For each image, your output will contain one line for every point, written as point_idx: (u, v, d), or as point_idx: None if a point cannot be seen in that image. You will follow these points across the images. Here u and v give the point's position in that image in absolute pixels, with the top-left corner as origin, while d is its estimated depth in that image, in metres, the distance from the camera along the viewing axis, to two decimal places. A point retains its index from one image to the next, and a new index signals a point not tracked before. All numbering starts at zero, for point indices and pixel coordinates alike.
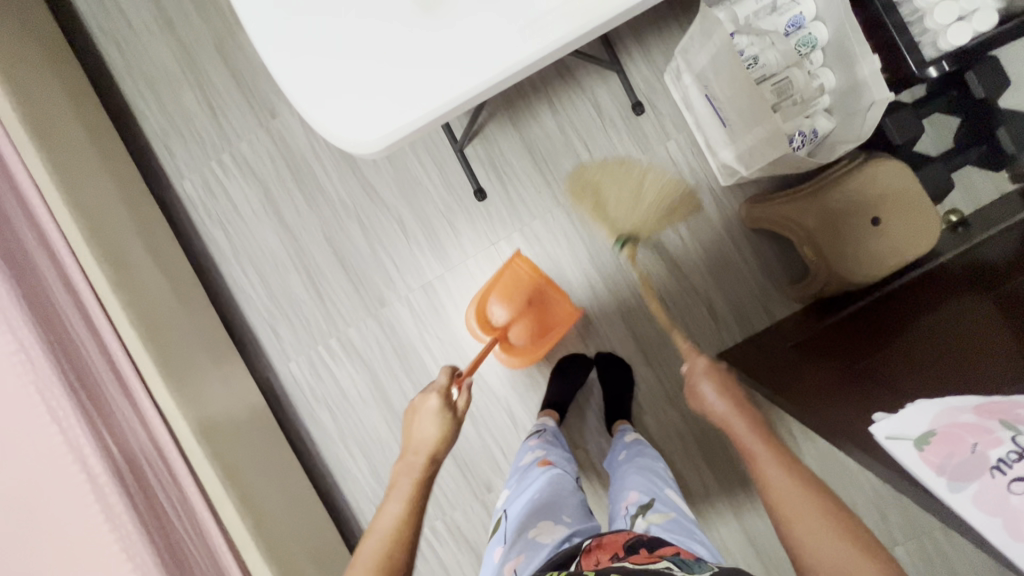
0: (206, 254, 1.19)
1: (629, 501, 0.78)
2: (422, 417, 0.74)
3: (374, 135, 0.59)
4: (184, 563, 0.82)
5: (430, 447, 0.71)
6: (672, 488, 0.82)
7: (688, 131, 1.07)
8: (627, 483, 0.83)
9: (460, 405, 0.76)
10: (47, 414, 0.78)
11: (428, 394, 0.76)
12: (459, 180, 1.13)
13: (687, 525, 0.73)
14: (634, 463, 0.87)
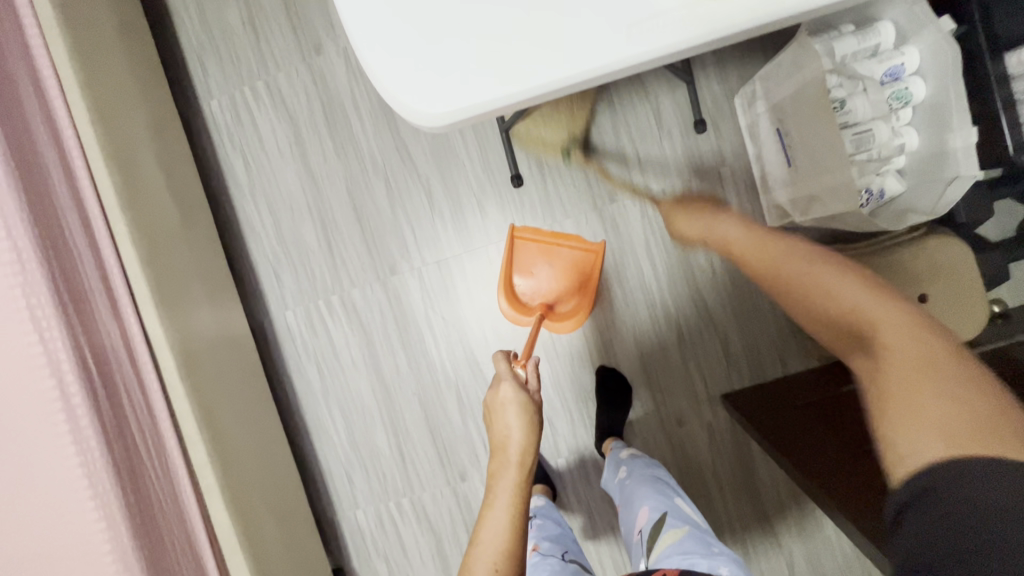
0: (222, 183, 1.14)
1: (642, 521, 0.82)
2: (506, 414, 0.79)
3: (440, 107, 0.52)
4: (147, 501, 0.78)
5: (520, 442, 0.76)
6: (680, 493, 0.85)
7: (745, 161, 1.01)
8: (636, 496, 0.85)
9: (533, 384, 0.84)
10: (29, 322, 0.71)
11: (501, 385, 0.81)
12: (497, 160, 1.07)
13: (703, 537, 0.76)
14: (636, 481, 0.87)
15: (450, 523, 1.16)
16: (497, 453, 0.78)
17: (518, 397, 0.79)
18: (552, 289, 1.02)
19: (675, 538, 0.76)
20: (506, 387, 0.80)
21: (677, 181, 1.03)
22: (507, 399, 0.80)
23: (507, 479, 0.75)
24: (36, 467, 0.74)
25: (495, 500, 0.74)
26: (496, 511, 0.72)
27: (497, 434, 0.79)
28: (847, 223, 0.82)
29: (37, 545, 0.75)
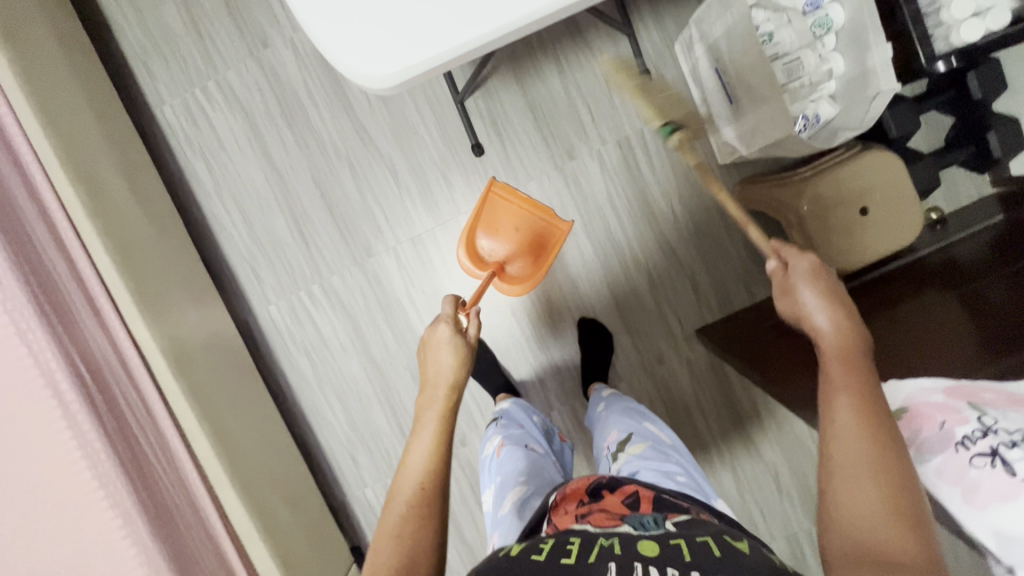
0: (186, 187, 1.14)
1: (611, 440, 0.89)
2: (441, 351, 0.79)
3: (392, 68, 0.56)
4: (161, 494, 0.81)
5: (450, 374, 0.77)
6: (646, 417, 0.92)
7: (692, 105, 1.06)
8: (609, 423, 0.93)
9: (472, 331, 0.83)
10: (17, 335, 0.72)
11: (438, 327, 0.82)
12: (456, 132, 1.10)
13: (661, 450, 0.84)
14: (611, 411, 0.95)
15: (456, 488, 1.21)
16: (424, 388, 0.77)
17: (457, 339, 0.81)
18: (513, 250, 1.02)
19: (639, 450, 0.84)
20: (445, 329, 0.81)
21: (630, 132, 1.08)
22: (445, 340, 0.80)
23: (433, 411, 0.74)
24: (46, 476, 0.76)
25: (421, 429, 0.72)
26: (422, 437, 0.71)
27: (427, 367, 0.79)
28: (788, 149, 0.88)
29: (58, 550, 0.77)
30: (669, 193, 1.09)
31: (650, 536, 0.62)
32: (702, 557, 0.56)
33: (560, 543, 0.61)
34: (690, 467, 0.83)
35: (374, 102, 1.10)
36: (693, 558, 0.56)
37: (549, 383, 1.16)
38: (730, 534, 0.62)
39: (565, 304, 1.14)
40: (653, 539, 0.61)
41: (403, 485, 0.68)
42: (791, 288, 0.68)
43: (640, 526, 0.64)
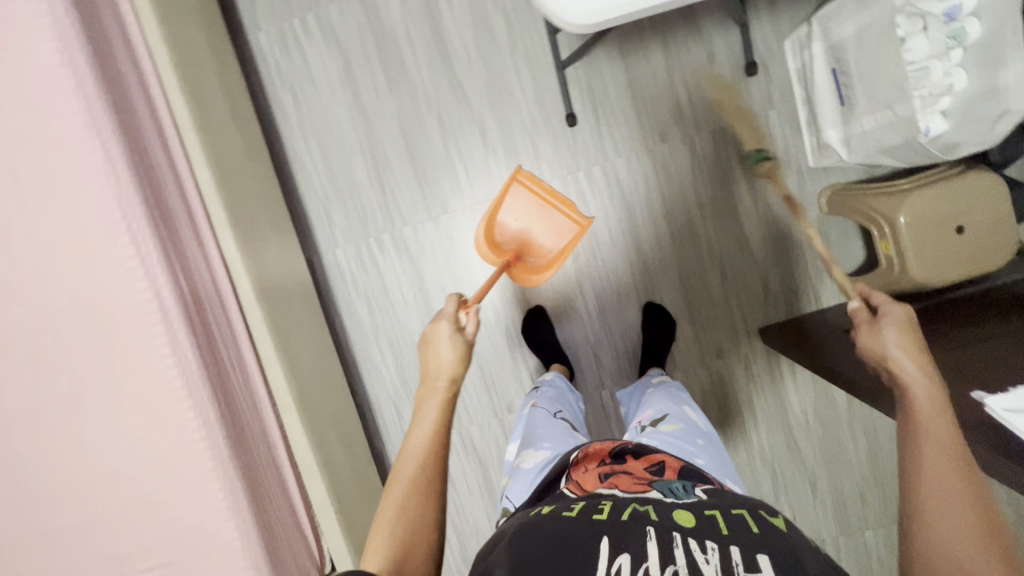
0: (271, 118, 1.13)
1: (644, 416, 0.91)
2: (442, 343, 0.73)
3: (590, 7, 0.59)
4: (238, 415, 0.81)
5: (453, 372, 0.71)
6: (688, 403, 0.93)
7: (792, 104, 1.06)
8: (650, 401, 0.94)
9: (471, 330, 0.76)
10: (126, 237, 0.71)
11: (439, 321, 0.76)
12: (551, 99, 1.09)
13: (691, 433, 0.84)
14: (657, 392, 0.96)
15: (496, 452, 1.22)
16: (422, 382, 0.71)
17: (458, 335, 0.74)
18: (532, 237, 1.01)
19: (668, 429, 0.85)
20: (445, 323, 0.76)
21: (725, 123, 1.07)
22: (445, 334, 0.74)
23: (436, 404, 0.68)
24: (129, 381, 0.74)
25: (423, 421, 0.66)
26: (420, 431, 0.65)
27: (425, 362, 0.73)
28: (896, 158, 0.89)
29: (124, 459, 0.75)
30: (754, 189, 1.09)
31: (684, 503, 0.63)
32: (741, 533, 0.56)
33: (592, 505, 0.62)
34: (716, 456, 0.81)
35: (472, 56, 1.09)
36: (731, 533, 0.56)
37: (603, 362, 1.18)
38: (765, 508, 0.61)
39: (632, 285, 1.15)
40: (687, 506, 0.62)
41: (400, 482, 0.61)
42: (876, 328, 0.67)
43: (671, 492, 0.65)
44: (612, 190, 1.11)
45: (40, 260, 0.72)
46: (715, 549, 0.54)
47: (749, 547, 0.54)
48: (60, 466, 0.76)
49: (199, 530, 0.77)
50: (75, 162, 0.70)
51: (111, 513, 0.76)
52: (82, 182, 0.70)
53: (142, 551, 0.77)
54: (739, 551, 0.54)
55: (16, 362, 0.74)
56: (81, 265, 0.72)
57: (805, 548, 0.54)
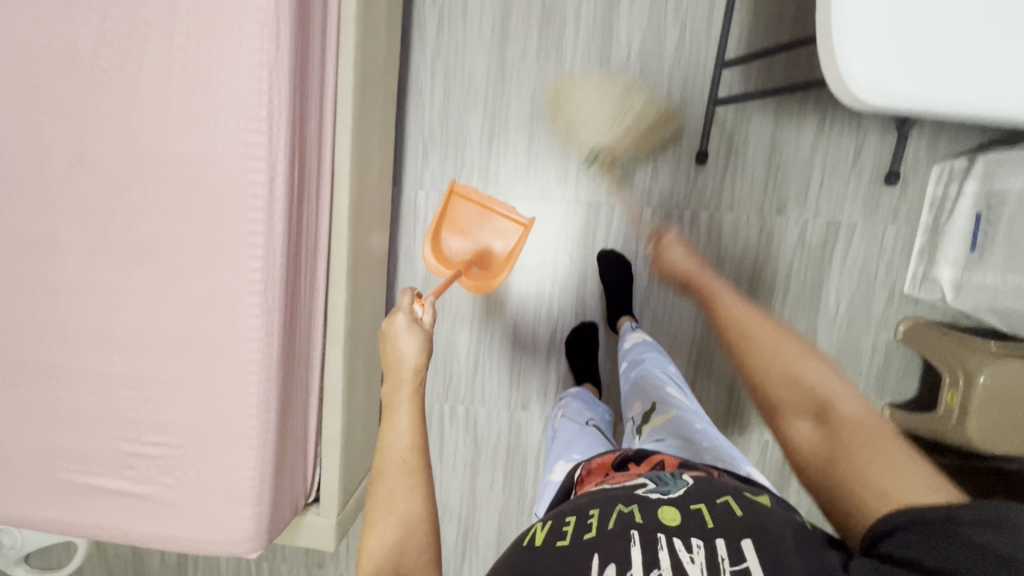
0: (408, 36, 1.07)
1: (634, 412, 0.83)
2: (405, 335, 0.67)
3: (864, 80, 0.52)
4: (296, 326, 0.77)
5: (416, 365, 0.66)
6: (672, 383, 0.85)
7: (914, 227, 1.04)
8: (636, 385, 0.88)
9: (427, 320, 0.72)
10: (262, 111, 0.67)
11: (395, 314, 0.70)
12: (690, 131, 1.06)
13: (688, 418, 0.77)
14: (638, 375, 0.88)
15: (494, 441, 1.21)
16: (389, 375, 0.67)
17: (415, 324, 0.69)
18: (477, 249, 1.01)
19: (662, 420, 0.78)
20: (401, 314, 0.70)
21: (844, 219, 1.05)
22: (403, 327, 0.69)
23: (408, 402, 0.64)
24: (207, 255, 0.70)
25: (395, 415, 0.63)
26: (397, 428, 0.62)
27: (388, 359, 0.68)
28: (1003, 322, 0.89)
29: (173, 328, 0.72)
30: (843, 294, 1.08)
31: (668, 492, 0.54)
32: (727, 523, 0.49)
33: (580, 519, 0.52)
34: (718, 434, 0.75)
35: (632, 57, 1.05)
36: (718, 525, 0.49)
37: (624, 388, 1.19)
38: (749, 490, 0.56)
39: (690, 337, 1.13)
40: (671, 497, 0.53)
41: (391, 484, 0.57)
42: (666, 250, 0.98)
43: (657, 480, 0.57)
44: (710, 241, 1.09)
45: (162, 100, 0.67)
46: (701, 547, 0.47)
47: (734, 535, 0.48)
48: (106, 312, 0.72)
49: (220, 425, 0.74)
50: (241, 15, 0.65)
51: (141, 377, 0.73)
52: (239, 38, 0.65)
53: (156, 424, 0.74)
54: (724, 543, 0.47)
55: (99, 192, 0.70)
56: (204, 121, 0.67)
57: (788, 527, 0.49)
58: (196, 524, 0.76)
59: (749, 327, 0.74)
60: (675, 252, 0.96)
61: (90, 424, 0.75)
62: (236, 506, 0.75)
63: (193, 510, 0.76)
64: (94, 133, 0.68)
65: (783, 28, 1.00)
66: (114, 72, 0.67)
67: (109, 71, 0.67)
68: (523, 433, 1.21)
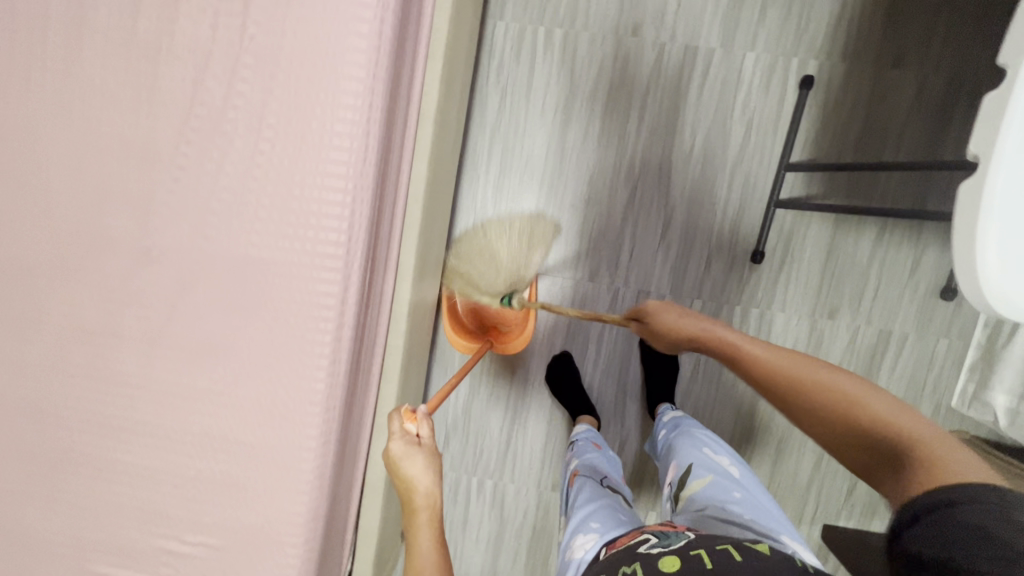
0: (470, 109, 1.05)
1: (670, 477, 0.85)
2: (409, 463, 0.66)
3: (1000, 289, 0.45)
4: (349, 426, 0.75)
5: (428, 490, 0.65)
6: (709, 443, 0.86)
7: (966, 342, 1.03)
8: (672, 449, 0.89)
9: (427, 436, 0.70)
10: (340, 220, 0.65)
11: (391, 443, 0.68)
12: (747, 228, 1.05)
13: (725, 485, 0.77)
14: (679, 439, 0.89)
15: (520, 518, 1.19)
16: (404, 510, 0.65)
17: (413, 447, 0.67)
18: (496, 313, 1.02)
19: (699, 486, 0.79)
20: (394, 443, 0.67)
21: (897, 329, 1.04)
22: (402, 454, 0.66)
23: (428, 538, 0.63)
24: (270, 357, 0.68)
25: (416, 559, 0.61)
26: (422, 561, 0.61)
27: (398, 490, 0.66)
28: None
29: (226, 429, 0.69)
30: None
31: (671, 546, 0.62)
32: (723, 560, 0.58)
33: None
34: (758, 506, 0.75)
35: (695, 150, 1.03)
36: (715, 562, 0.57)
37: (626, 465, 1.14)
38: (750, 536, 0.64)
39: (731, 432, 1.11)
40: (672, 548, 0.62)
41: None
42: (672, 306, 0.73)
43: (661, 536, 0.66)
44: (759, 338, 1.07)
45: (239, 200, 0.65)
46: None
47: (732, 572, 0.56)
48: (157, 406, 0.69)
49: (265, 530, 0.71)
50: (330, 125, 0.63)
51: (187, 475, 0.71)
52: (326, 144, 0.63)
53: (199, 523, 0.71)
54: None
55: (164, 286, 0.67)
56: (280, 224, 0.65)
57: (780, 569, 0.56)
58: None
59: (809, 383, 0.57)
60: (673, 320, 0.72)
61: (130, 517, 0.72)
62: None
63: None
64: (165, 227, 0.66)
65: (850, 141, 0.99)
66: (192, 168, 0.65)
67: (187, 166, 0.65)
68: (549, 513, 1.19)
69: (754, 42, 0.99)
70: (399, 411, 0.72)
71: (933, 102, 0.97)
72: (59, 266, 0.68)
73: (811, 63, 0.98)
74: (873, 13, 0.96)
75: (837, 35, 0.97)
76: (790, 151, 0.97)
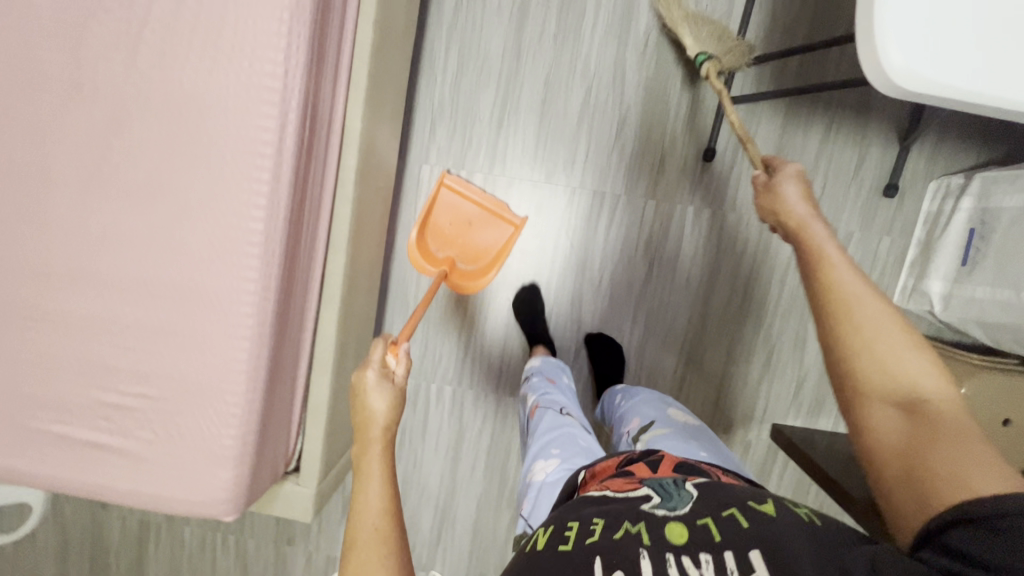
0: (426, 6, 1.05)
1: (632, 427, 0.88)
2: (377, 394, 0.64)
3: (891, 55, 0.48)
4: (292, 284, 0.75)
5: (387, 423, 0.63)
6: (672, 406, 0.90)
7: (908, 240, 1.07)
8: (633, 407, 0.92)
9: (401, 373, 0.67)
10: (277, 56, 0.64)
11: (365, 369, 0.65)
12: (699, 128, 1.07)
13: (684, 435, 0.81)
14: (638, 398, 0.94)
15: (479, 424, 1.20)
16: (357, 437, 0.63)
17: (384, 382, 0.65)
18: (461, 244, 1.00)
19: (660, 434, 0.82)
20: (368, 371, 0.65)
21: (843, 228, 1.07)
22: (374, 384, 0.64)
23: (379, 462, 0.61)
24: (208, 199, 0.67)
25: (367, 482, 0.59)
26: (373, 488, 0.58)
27: (357, 416, 0.64)
28: (989, 335, 0.92)
29: (164, 275, 0.69)
30: None
31: (677, 508, 0.56)
32: (735, 535, 0.52)
33: (583, 526, 0.56)
34: (715, 451, 0.79)
35: (649, 49, 1.04)
36: (726, 539, 0.52)
37: (582, 369, 1.17)
38: (754, 497, 0.57)
39: (684, 333, 1.14)
40: (680, 513, 0.56)
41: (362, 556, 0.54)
42: (773, 186, 0.67)
43: (663, 492, 0.59)
44: (709, 238, 1.10)
45: (172, 33, 0.64)
46: (710, 561, 0.50)
47: (742, 546, 0.51)
48: (93, 252, 0.69)
49: (207, 380, 0.71)
50: None
51: (125, 323, 0.70)
52: None
53: (139, 373, 0.71)
54: (734, 556, 0.50)
55: (96, 124, 0.66)
56: (216, 58, 0.64)
57: (800, 548, 0.49)
58: (171, 483, 0.73)
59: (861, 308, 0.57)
60: (792, 200, 0.66)
61: (66, 370, 0.71)
62: (218, 466, 0.72)
63: (169, 469, 0.72)
64: (96, 62, 0.65)
65: (797, 37, 1.02)
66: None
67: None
68: (508, 419, 1.20)
69: None
70: (382, 340, 0.69)
71: None
72: None
73: None
74: None
75: None
76: (741, 46, 0.99)
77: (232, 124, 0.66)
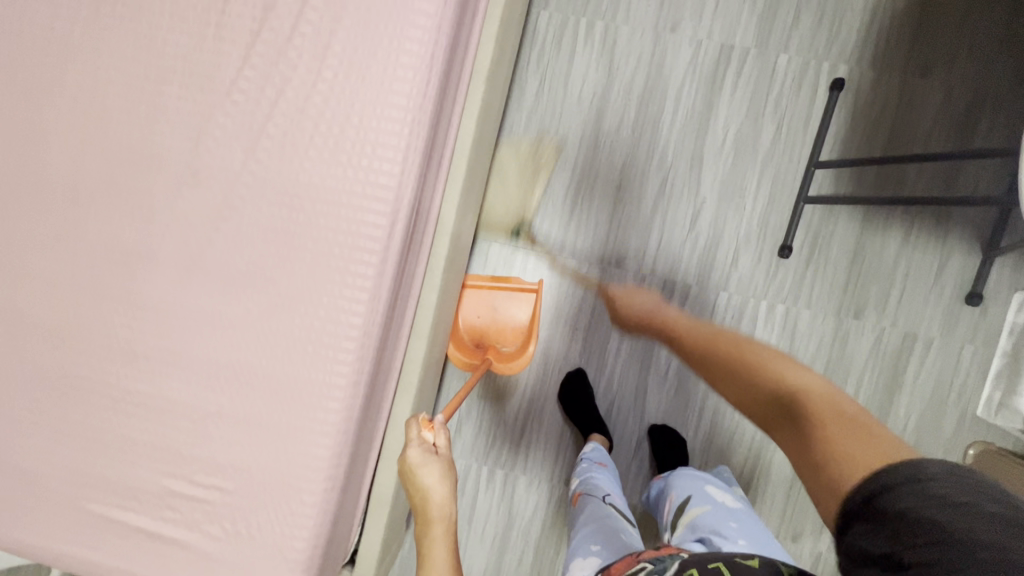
0: (509, 91, 1.07)
1: (670, 503, 0.88)
2: (425, 471, 0.69)
3: None
4: (378, 375, 0.72)
5: (444, 503, 0.69)
6: (710, 480, 0.89)
7: (990, 350, 1.03)
8: (670, 482, 0.91)
9: (443, 445, 0.72)
10: (396, 155, 0.65)
11: (407, 449, 0.70)
12: (776, 224, 1.06)
13: (723, 513, 0.80)
14: (672, 475, 0.93)
15: (530, 514, 1.13)
16: (418, 519, 0.69)
17: (430, 456, 0.70)
18: (497, 329, 1.03)
19: (701, 514, 0.81)
20: (412, 449, 0.70)
21: (922, 333, 1.04)
22: (420, 463, 0.69)
23: (442, 548, 0.68)
24: (308, 288, 0.66)
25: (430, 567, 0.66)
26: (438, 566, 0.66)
27: (414, 501, 0.71)
28: None
29: (255, 364, 0.67)
30: (915, 406, 1.05)
31: None
32: None
33: None
34: (756, 530, 0.78)
35: (726, 145, 1.05)
36: None
37: (643, 462, 1.11)
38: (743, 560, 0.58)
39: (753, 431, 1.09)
40: None
41: None
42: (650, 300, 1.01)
43: (657, 562, 0.63)
44: (782, 334, 1.06)
45: (296, 128, 0.65)
46: None
47: None
48: (185, 335, 0.67)
49: (285, 474, 0.67)
50: (395, 62, 0.64)
51: (208, 410, 0.67)
52: (388, 78, 0.64)
53: (215, 464, 0.68)
54: None
55: (207, 210, 0.66)
56: (335, 153, 0.65)
57: None
58: None
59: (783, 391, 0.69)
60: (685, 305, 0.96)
61: (139, 455, 0.68)
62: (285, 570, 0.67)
63: (233, 569, 0.68)
64: (216, 150, 0.66)
65: (876, 143, 1.03)
66: (251, 93, 0.65)
67: (245, 94, 0.65)
68: (560, 510, 1.13)
69: (787, 45, 1.03)
70: (416, 419, 0.74)
71: (959, 107, 1.01)
72: (101, 186, 0.67)
73: (841, 67, 1.02)
74: (901, 25, 1.01)
75: (867, 43, 1.02)
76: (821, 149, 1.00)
77: (343, 216, 0.65)
